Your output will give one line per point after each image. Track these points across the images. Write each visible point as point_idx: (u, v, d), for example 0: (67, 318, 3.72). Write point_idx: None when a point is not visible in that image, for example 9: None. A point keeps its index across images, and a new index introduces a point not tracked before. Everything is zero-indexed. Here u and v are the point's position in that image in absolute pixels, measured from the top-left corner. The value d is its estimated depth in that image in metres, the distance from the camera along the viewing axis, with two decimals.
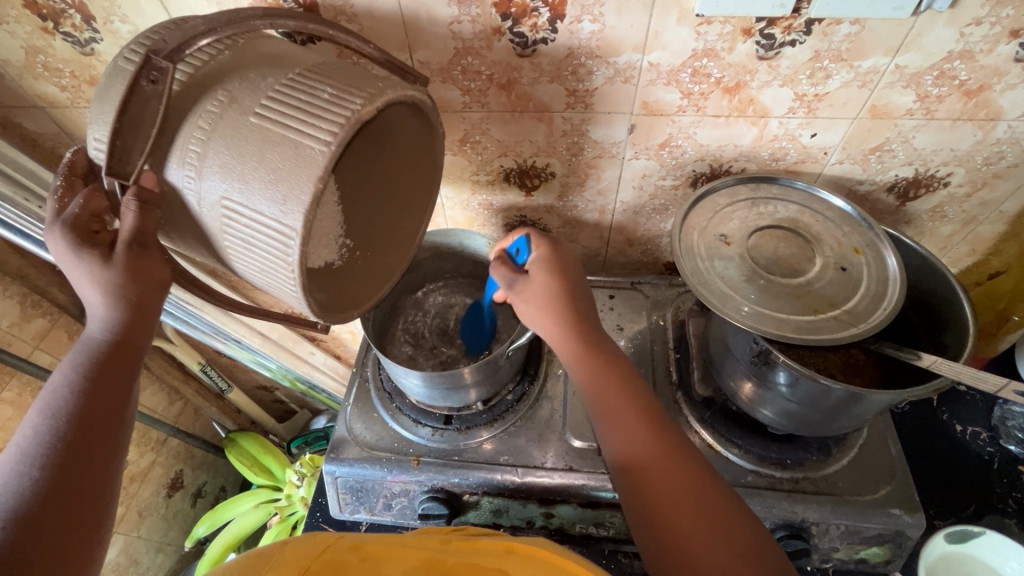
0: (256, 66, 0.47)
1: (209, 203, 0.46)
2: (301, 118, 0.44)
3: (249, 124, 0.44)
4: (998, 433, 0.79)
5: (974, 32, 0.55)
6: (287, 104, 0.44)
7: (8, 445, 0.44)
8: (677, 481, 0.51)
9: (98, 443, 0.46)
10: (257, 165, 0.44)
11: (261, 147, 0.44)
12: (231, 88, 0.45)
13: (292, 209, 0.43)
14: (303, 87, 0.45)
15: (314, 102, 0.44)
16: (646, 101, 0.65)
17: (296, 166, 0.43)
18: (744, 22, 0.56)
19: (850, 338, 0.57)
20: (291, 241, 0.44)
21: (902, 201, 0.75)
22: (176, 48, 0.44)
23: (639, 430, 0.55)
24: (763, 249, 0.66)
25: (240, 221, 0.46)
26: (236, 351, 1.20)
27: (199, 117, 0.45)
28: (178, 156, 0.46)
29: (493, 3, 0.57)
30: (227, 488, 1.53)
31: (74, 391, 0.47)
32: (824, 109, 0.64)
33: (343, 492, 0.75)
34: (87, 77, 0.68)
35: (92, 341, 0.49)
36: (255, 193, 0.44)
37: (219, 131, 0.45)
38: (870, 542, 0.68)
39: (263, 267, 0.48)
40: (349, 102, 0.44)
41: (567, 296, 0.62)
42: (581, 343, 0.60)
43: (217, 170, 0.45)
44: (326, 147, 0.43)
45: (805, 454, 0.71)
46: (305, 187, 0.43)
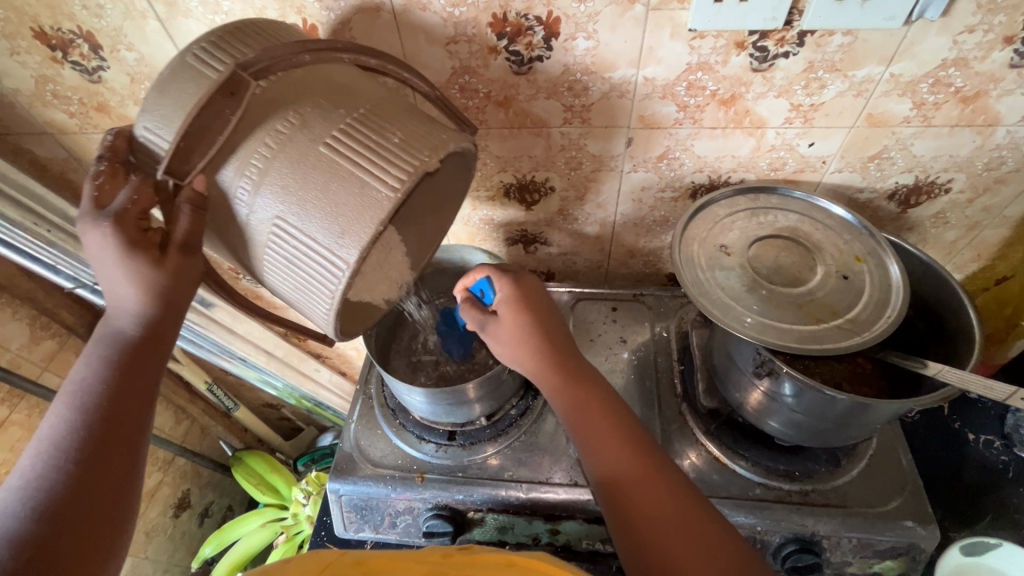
0: (326, 92, 0.48)
1: (261, 218, 0.48)
2: (372, 159, 0.46)
3: (317, 153, 0.46)
4: (1012, 441, 0.78)
5: (967, 39, 0.56)
6: (358, 144, 0.47)
7: (38, 437, 0.46)
8: (658, 500, 0.50)
9: (126, 433, 0.47)
10: (321, 197, 0.46)
11: (326, 178, 0.46)
12: (304, 113, 0.47)
13: (347, 244, 0.46)
14: (372, 129, 0.47)
15: (384, 146, 0.47)
16: (642, 114, 0.65)
17: (362, 206, 0.46)
18: (737, 35, 0.57)
19: (853, 347, 0.56)
20: (338, 270, 0.47)
21: (904, 208, 0.75)
22: (266, 66, 0.46)
23: (617, 448, 0.55)
24: (763, 259, 0.66)
25: (291, 241, 0.48)
26: (242, 369, 1.21)
27: (267, 134, 0.47)
28: (236, 165, 0.48)
29: (488, 22, 0.58)
30: (233, 507, 1.52)
31: (102, 382, 0.48)
32: (821, 118, 0.64)
33: (348, 510, 0.74)
34: (95, 103, 0.69)
35: (120, 335, 0.50)
36: (314, 223, 0.47)
37: (287, 153, 0.47)
38: (883, 555, 0.66)
39: (302, 285, 0.51)
40: (418, 153, 0.46)
41: (536, 328, 0.63)
42: (558, 374, 0.61)
43: (276, 190, 0.47)
44: (392, 192, 0.45)
45: (814, 465, 0.70)
46: (368, 226, 0.45)
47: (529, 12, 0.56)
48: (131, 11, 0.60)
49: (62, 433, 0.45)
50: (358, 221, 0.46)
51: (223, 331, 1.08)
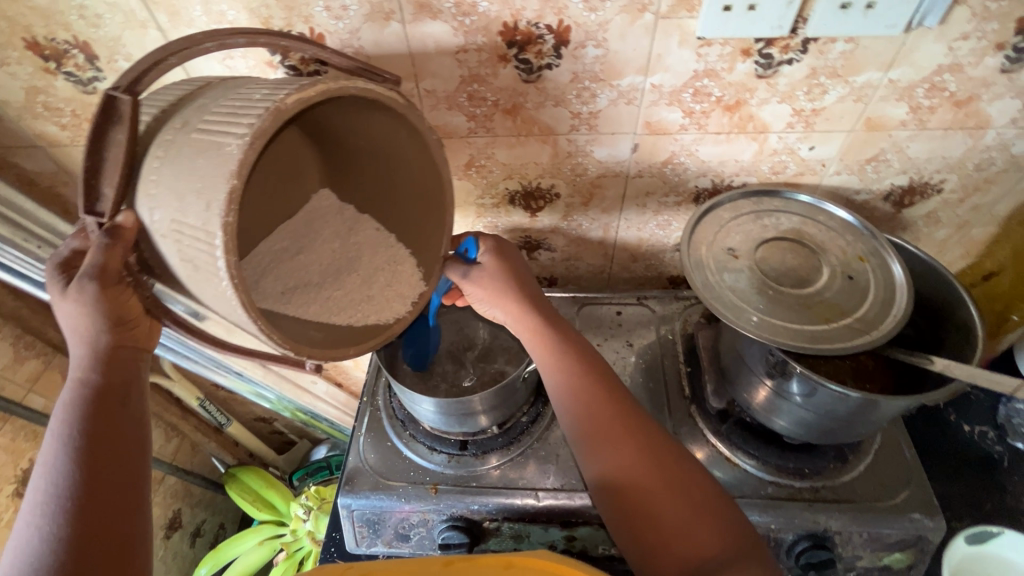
0: (211, 91, 0.44)
1: (166, 230, 0.42)
2: (230, 121, 0.40)
3: (189, 140, 0.41)
4: (1005, 431, 0.80)
5: (962, 46, 0.58)
6: (223, 108, 0.41)
7: (24, 508, 0.43)
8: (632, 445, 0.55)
9: (117, 484, 0.45)
10: (189, 178, 0.40)
11: (192, 158, 0.40)
12: (185, 115, 0.42)
13: (211, 217, 0.38)
14: (239, 93, 0.42)
15: (245, 104, 0.40)
16: (649, 121, 0.66)
17: (215, 166, 0.38)
18: (743, 43, 0.58)
19: (863, 346, 0.58)
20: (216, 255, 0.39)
21: (898, 209, 0.77)
22: (134, 82, 0.42)
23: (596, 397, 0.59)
24: (770, 261, 0.67)
25: (186, 244, 0.41)
26: (236, 383, 1.18)
27: (158, 147, 0.43)
28: (144, 192, 0.42)
29: (499, 31, 0.58)
30: (226, 525, 1.48)
31: (72, 441, 0.45)
32: (821, 123, 0.66)
33: (359, 525, 0.73)
34: (88, 115, 0.67)
35: (76, 386, 0.47)
36: (189, 211, 0.40)
37: (169, 157, 0.41)
38: (893, 548, 0.68)
39: (215, 297, 0.43)
40: (276, 92, 0.40)
41: (517, 280, 0.65)
42: (539, 322, 0.63)
43: (168, 197, 0.41)
44: (241, 138, 0.38)
45: (823, 462, 0.71)
46: (220, 186, 0.38)
47: (540, 21, 0.57)
48: (130, 21, 0.58)
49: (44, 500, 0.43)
50: (211, 184, 0.38)
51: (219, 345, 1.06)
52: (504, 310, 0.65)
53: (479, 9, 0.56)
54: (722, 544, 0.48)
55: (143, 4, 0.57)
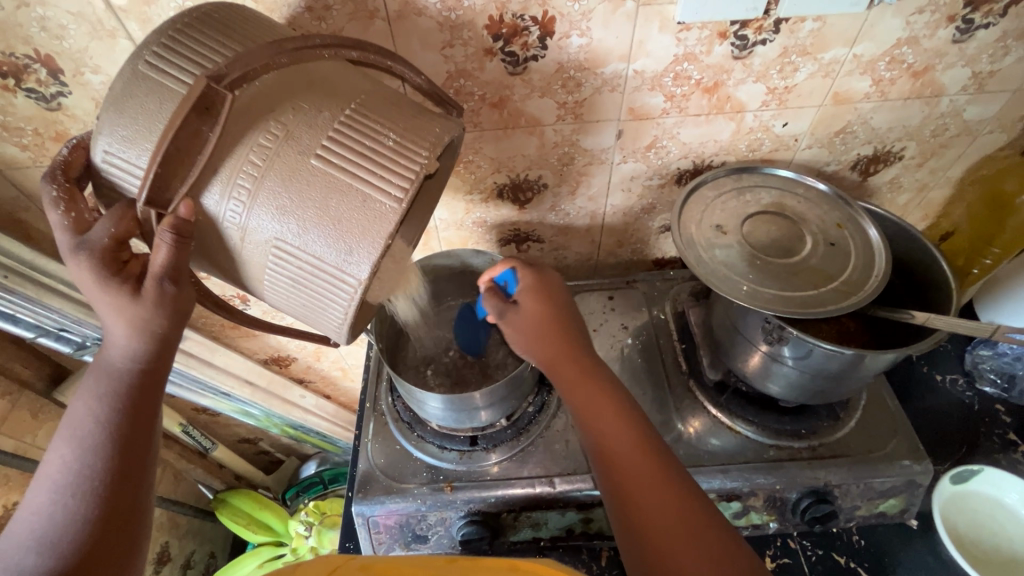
0: (305, 95, 0.46)
1: (259, 241, 0.46)
2: (372, 168, 0.45)
3: (311, 167, 0.45)
4: (972, 377, 0.87)
5: (918, 20, 0.62)
6: (353, 149, 0.45)
7: (53, 467, 0.50)
8: (659, 495, 0.53)
9: (136, 461, 0.51)
10: (324, 215, 0.45)
11: (325, 194, 0.45)
12: (285, 122, 0.45)
13: (357, 259, 0.45)
14: (363, 130, 0.46)
15: (380, 151, 0.46)
16: (632, 107, 0.68)
17: (368, 220, 0.45)
18: (720, 26, 0.61)
19: (853, 306, 0.61)
20: (352, 287, 0.47)
21: (864, 177, 0.81)
22: (239, 76, 0.42)
23: (621, 439, 0.58)
24: (757, 235, 0.69)
25: (291, 259, 0.47)
26: (222, 404, 1.13)
27: (251, 150, 0.44)
28: (222, 186, 0.45)
29: (484, 24, 0.58)
30: (217, 553, 1.43)
31: (106, 424, 0.49)
32: (793, 100, 0.69)
33: (374, 530, 0.72)
34: (52, 133, 0.64)
35: (114, 371, 0.50)
36: (316, 240, 0.46)
37: (276, 170, 0.44)
38: (886, 495, 0.72)
39: (310, 302, 0.50)
40: (416, 155, 0.46)
41: (548, 319, 0.65)
42: (569, 364, 0.64)
43: (273, 209, 0.45)
44: (398, 203, 0.45)
45: (817, 421, 0.75)
46: (377, 242, 0.45)
47: (524, 12, 0.58)
48: (97, 30, 0.55)
49: (72, 472, 0.49)
50: (365, 234, 0.45)
51: (202, 366, 1.02)
52: (536, 352, 0.65)
53: (465, 3, 0.56)
54: None
55: (112, 12, 0.54)
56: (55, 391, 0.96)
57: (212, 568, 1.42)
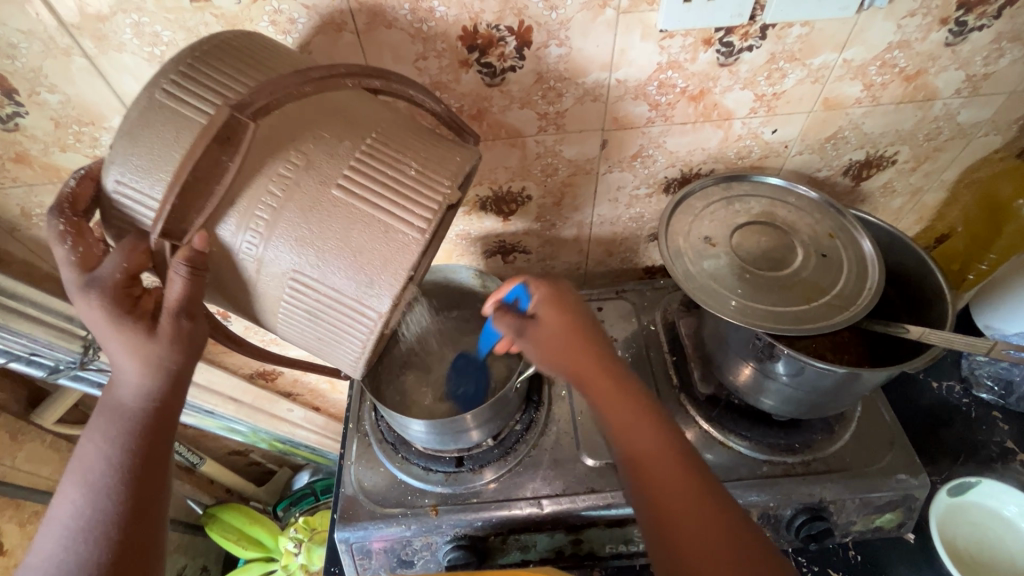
0: (327, 124, 0.44)
1: (275, 272, 0.44)
2: (393, 199, 0.43)
3: (331, 196, 0.43)
4: (969, 384, 0.85)
5: (909, 23, 0.60)
6: (376, 179, 0.43)
7: (60, 518, 0.46)
8: (684, 494, 0.52)
9: (151, 508, 0.48)
10: (341, 248, 0.43)
11: (345, 224, 0.43)
12: (307, 151, 0.43)
13: (378, 293, 0.44)
14: (384, 160, 0.44)
15: (402, 180, 0.44)
16: (616, 116, 0.66)
17: (390, 253, 0.43)
18: (704, 33, 0.58)
19: (844, 322, 0.59)
20: (372, 321, 0.46)
21: (857, 182, 0.79)
22: (263, 104, 0.41)
23: (655, 451, 0.54)
24: (746, 246, 0.67)
25: (310, 293, 0.45)
26: (206, 421, 1.10)
27: (270, 180, 0.42)
28: (239, 217, 0.43)
29: (458, 36, 0.56)
30: (209, 567, 1.41)
31: (121, 467, 0.47)
32: (782, 106, 0.67)
33: (359, 556, 0.71)
34: (12, 154, 0.61)
35: (128, 410, 0.47)
36: (335, 273, 0.44)
37: (296, 201, 0.43)
38: (883, 509, 0.70)
39: (324, 334, 0.48)
40: (439, 186, 0.45)
41: (573, 334, 0.61)
42: (601, 376, 0.59)
43: (291, 242, 0.43)
44: (420, 234, 0.43)
45: (811, 435, 0.73)
46: (399, 274, 0.44)
47: (500, 23, 0.55)
48: (51, 49, 0.53)
49: (84, 515, 0.46)
50: (387, 267, 0.44)
51: None
52: (555, 362, 0.61)
53: (437, 14, 0.54)
54: None
55: (65, 29, 0.52)
56: (34, 414, 0.93)
57: None
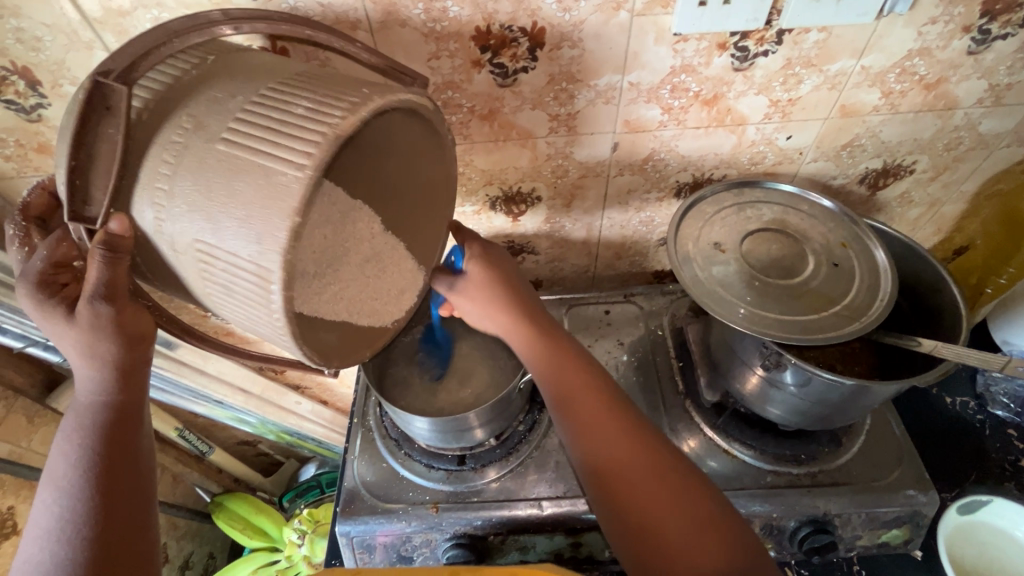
0: (220, 80, 0.42)
1: (181, 247, 0.41)
2: (277, 139, 0.38)
3: (215, 152, 0.39)
4: (984, 400, 0.83)
5: (931, 30, 0.59)
6: (260, 124, 0.39)
7: (35, 527, 0.47)
8: (631, 453, 0.55)
9: (126, 501, 0.48)
10: (226, 203, 0.38)
11: (228, 177, 0.38)
12: (196, 113, 0.40)
13: (266, 250, 0.37)
14: (274, 103, 0.39)
15: (289, 120, 0.38)
16: (628, 119, 0.65)
17: (270, 197, 0.37)
18: (719, 37, 0.58)
19: (854, 333, 0.58)
20: (268, 282, 0.38)
21: (873, 191, 0.78)
22: (129, 68, 0.40)
23: (585, 399, 0.59)
24: (757, 253, 0.66)
25: (217, 265, 0.40)
26: (216, 411, 1.13)
27: (163, 148, 0.40)
28: (146, 194, 0.40)
29: (471, 36, 0.56)
30: (215, 555, 1.42)
31: (87, 461, 0.48)
32: (798, 112, 0.66)
33: (359, 550, 0.71)
34: (34, 144, 0.63)
35: (86, 406, 0.50)
36: (229, 234, 0.39)
37: (187, 162, 0.39)
38: (890, 525, 0.69)
39: (247, 314, 0.43)
40: (327, 115, 0.38)
41: (509, 290, 0.65)
42: (533, 331, 0.64)
43: (184, 208, 0.39)
44: (301, 170, 0.37)
45: (818, 446, 0.72)
46: (281, 222, 0.36)
47: (513, 23, 0.55)
48: (74, 42, 0.54)
49: (57, 505, 0.47)
50: (267, 213, 0.37)
51: (196, 374, 1.01)
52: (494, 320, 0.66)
53: (450, 14, 0.54)
54: (719, 556, 0.47)
55: (88, 24, 0.53)
56: (49, 398, 0.94)
57: (210, 570, 1.41)
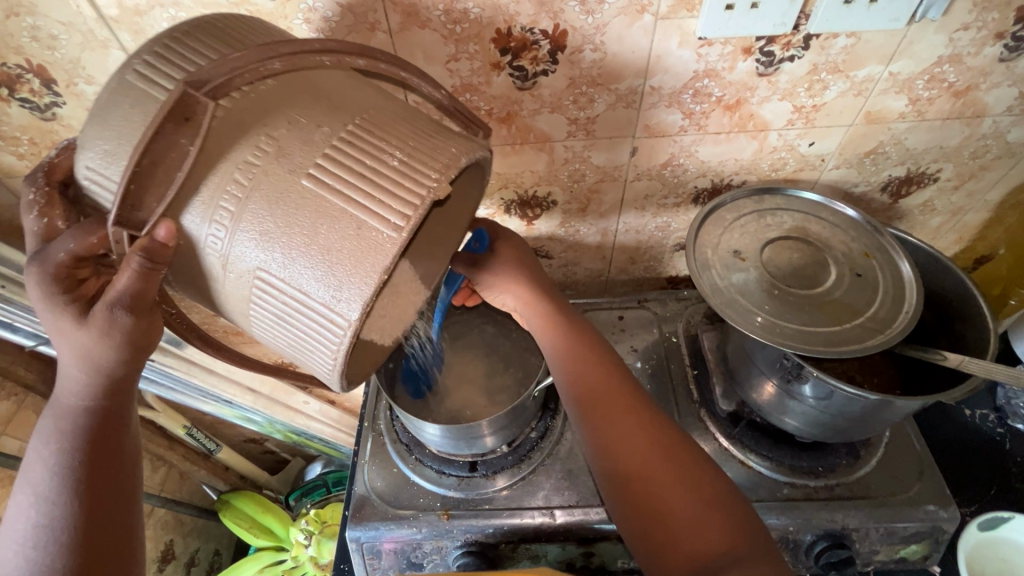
0: (299, 103, 0.41)
1: (242, 270, 0.41)
2: (371, 191, 0.39)
3: (300, 188, 0.39)
4: (1004, 413, 0.81)
5: (962, 37, 0.57)
6: (352, 170, 0.40)
7: (25, 510, 0.48)
8: (641, 434, 0.55)
9: (113, 495, 0.49)
10: (309, 242, 0.40)
11: (314, 219, 0.39)
12: (278, 136, 0.40)
13: (347, 298, 0.39)
14: (367, 149, 0.41)
15: (383, 171, 0.40)
16: (648, 124, 0.64)
17: (361, 249, 0.39)
18: (744, 41, 0.57)
19: (879, 346, 0.57)
20: (339, 328, 0.40)
21: (895, 199, 0.76)
22: (222, 81, 0.39)
23: (598, 380, 0.59)
24: (778, 262, 0.65)
25: (278, 295, 0.42)
26: (224, 410, 1.13)
27: (236, 168, 0.39)
28: (204, 209, 0.40)
29: (491, 38, 0.55)
30: (221, 552, 1.43)
31: (73, 460, 0.48)
32: (822, 119, 0.65)
33: (369, 556, 0.71)
34: (48, 142, 0.62)
35: (70, 408, 0.48)
36: (304, 274, 0.40)
37: (262, 192, 0.39)
38: (908, 541, 0.68)
39: (297, 343, 0.44)
40: (425, 177, 0.40)
41: (525, 269, 0.66)
42: (546, 313, 0.64)
43: (256, 237, 0.40)
44: (397, 232, 0.39)
45: (836, 459, 0.70)
46: (370, 274, 0.39)
47: (534, 26, 0.54)
48: (89, 41, 0.53)
49: (35, 510, 0.47)
50: (357, 268, 0.39)
51: (205, 373, 1.01)
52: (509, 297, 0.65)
53: (471, 16, 0.53)
54: (729, 538, 0.48)
55: (104, 22, 0.52)
56: None
57: (216, 567, 1.42)
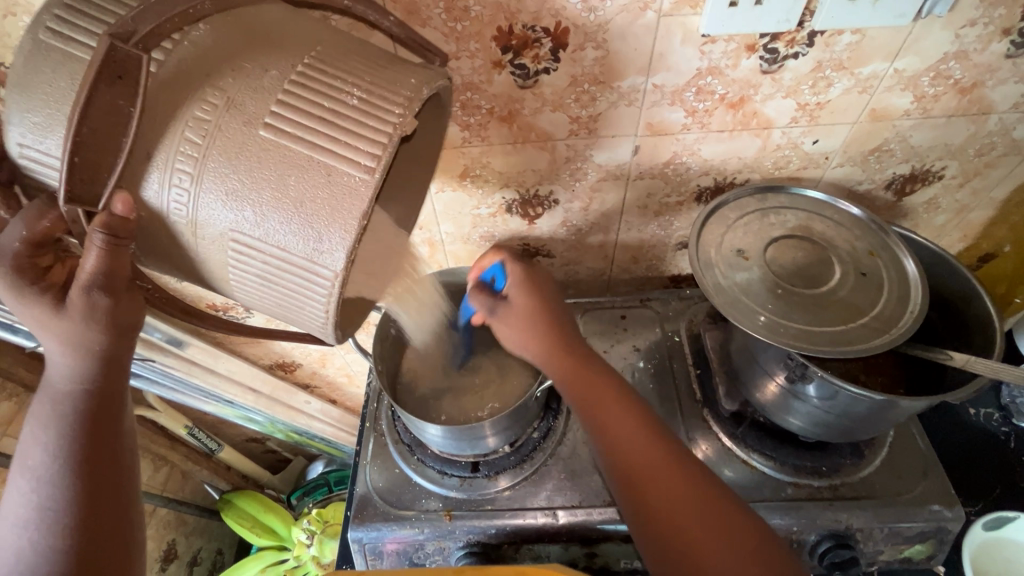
0: (241, 48, 0.40)
1: (213, 233, 0.42)
2: (334, 133, 0.40)
3: (259, 138, 0.39)
4: (1009, 412, 0.81)
5: (969, 33, 0.57)
6: (310, 112, 0.40)
7: (24, 485, 0.48)
8: (681, 489, 0.52)
9: (113, 473, 0.50)
10: (278, 193, 0.40)
11: (279, 170, 0.40)
12: (223, 87, 0.39)
13: (328, 246, 0.40)
14: (322, 89, 0.41)
15: (342, 110, 0.40)
16: (651, 122, 0.64)
17: (335, 195, 0.40)
18: (748, 38, 0.56)
19: (884, 346, 0.56)
20: (327, 278, 0.42)
21: (899, 197, 0.76)
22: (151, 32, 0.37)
23: (632, 429, 0.56)
24: (782, 260, 0.65)
25: (251, 252, 0.42)
26: (225, 410, 1.13)
27: (187, 126, 0.39)
28: (160, 174, 0.40)
29: (492, 36, 0.55)
30: (224, 551, 1.42)
31: (71, 443, 0.47)
32: (825, 116, 0.64)
33: (371, 556, 0.71)
34: None
35: (61, 391, 0.47)
36: (277, 227, 0.41)
37: (221, 146, 0.39)
38: (913, 541, 0.67)
39: (284, 301, 0.46)
40: (388, 114, 0.40)
41: (543, 314, 0.63)
42: (572, 360, 0.61)
43: (221, 194, 0.40)
44: (368, 174, 0.40)
45: (840, 459, 0.70)
46: (349, 219, 0.40)
47: (536, 23, 0.54)
48: None
49: (36, 495, 0.47)
50: (333, 214, 0.40)
51: (206, 373, 1.01)
52: (528, 347, 0.63)
53: (472, 14, 0.53)
54: None
55: None
56: None
57: (219, 567, 1.41)
